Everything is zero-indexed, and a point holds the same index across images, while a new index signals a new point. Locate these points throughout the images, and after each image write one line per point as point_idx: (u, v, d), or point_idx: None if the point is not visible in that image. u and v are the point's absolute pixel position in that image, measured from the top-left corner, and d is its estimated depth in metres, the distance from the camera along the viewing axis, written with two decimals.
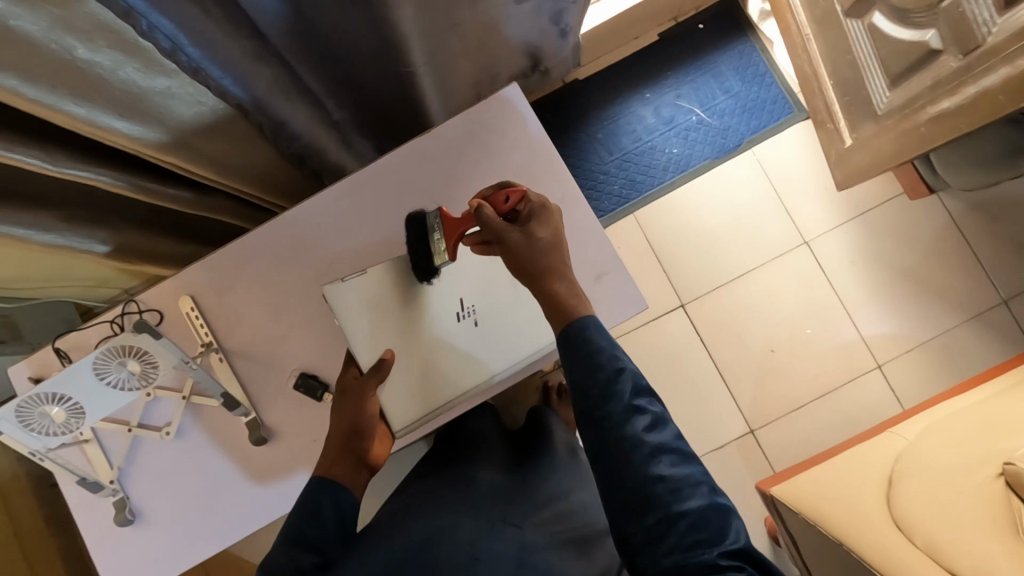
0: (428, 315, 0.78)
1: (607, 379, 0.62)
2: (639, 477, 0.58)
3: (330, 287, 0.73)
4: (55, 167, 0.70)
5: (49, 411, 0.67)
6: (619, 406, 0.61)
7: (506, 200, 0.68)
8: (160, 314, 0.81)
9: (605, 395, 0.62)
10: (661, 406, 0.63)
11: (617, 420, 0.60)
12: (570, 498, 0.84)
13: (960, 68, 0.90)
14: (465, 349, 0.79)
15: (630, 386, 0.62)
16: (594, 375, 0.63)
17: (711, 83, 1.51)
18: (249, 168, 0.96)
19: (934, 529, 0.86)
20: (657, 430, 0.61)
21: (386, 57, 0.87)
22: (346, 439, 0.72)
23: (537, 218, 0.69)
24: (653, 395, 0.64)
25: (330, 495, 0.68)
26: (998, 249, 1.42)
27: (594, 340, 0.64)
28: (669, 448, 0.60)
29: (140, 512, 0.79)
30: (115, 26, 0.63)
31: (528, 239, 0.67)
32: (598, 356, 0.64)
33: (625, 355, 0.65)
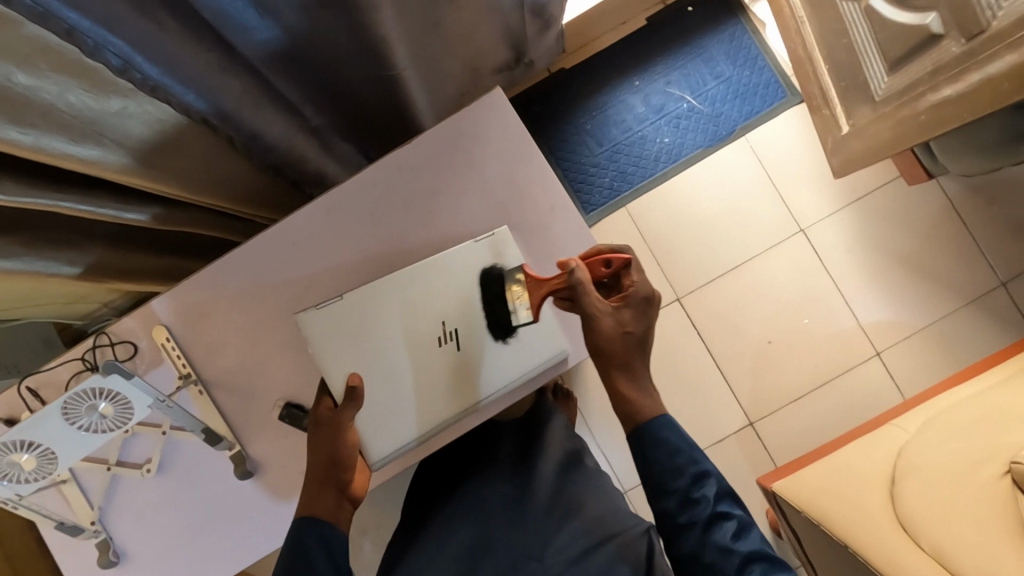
0: (407, 340, 0.74)
1: (689, 487, 0.67)
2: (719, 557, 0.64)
3: (305, 314, 0.73)
4: (8, 196, 0.65)
5: (19, 459, 0.64)
6: (704, 512, 0.66)
7: (607, 266, 0.69)
8: (133, 347, 0.77)
9: (690, 502, 0.67)
10: (741, 509, 0.68)
11: (699, 531, 0.65)
12: (587, 509, 0.84)
13: (963, 53, 0.87)
14: (446, 374, 0.75)
15: (713, 491, 0.67)
16: (676, 470, 0.67)
17: (702, 68, 1.46)
18: (225, 182, 0.91)
19: (939, 529, 0.84)
20: (743, 535, 0.66)
21: (363, 59, 0.82)
22: (326, 473, 0.65)
23: (639, 308, 0.66)
24: (734, 497, 0.69)
25: (315, 533, 0.63)
26: (995, 231, 1.39)
27: (668, 439, 0.68)
28: (758, 554, 0.65)
29: (124, 553, 0.76)
30: (57, 47, 0.59)
31: (616, 327, 0.66)
32: (675, 459, 0.67)
33: (703, 456, 0.69)
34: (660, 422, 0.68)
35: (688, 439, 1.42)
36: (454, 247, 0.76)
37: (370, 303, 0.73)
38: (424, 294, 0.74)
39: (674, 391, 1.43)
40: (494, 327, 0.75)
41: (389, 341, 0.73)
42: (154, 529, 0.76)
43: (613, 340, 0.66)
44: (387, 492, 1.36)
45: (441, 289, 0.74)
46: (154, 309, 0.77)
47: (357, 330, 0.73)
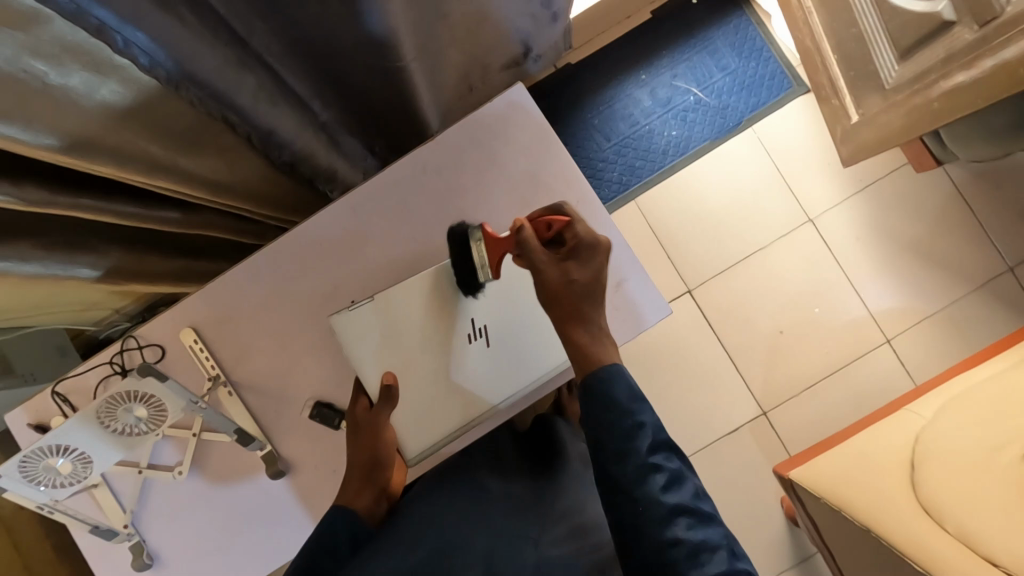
0: (438, 338, 0.74)
1: (621, 439, 0.60)
2: (648, 509, 0.57)
3: (337, 316, 0.73)
4: (27, 201, 0.65)
5: (54, 464, 0.64)
6: (634, 464, 0.58)
7: (549, 226, 0.68)
8: (160, 350, 0.77)
9: (622, 450, 0.59)
10: (679, 462, 0.61)
11: (631, 481, 0.58)
12: (587, 514, 0.74)
13: (976, 40, 0.87)
14: (479, 371, 0.75)
15: (646, 443, 0.60)
16: (609, 420, 0.61)
17: (707, 61, 1.47)
18: (241, 184, 0.91)
19: (964, 514, 0.86)
20: (675, 488, 0.58)
21: (379, 56, 0.82)
22: (366, 472, 0.68)
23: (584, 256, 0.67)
24: (673, 450, 0.61)
25: (348, 525, 0.64)
26: (1002, 216, 1.40)
27: (610, 393, 0.62)
28: (688, 508, 0.57)
29: (158, 555, 0.76)
30: (86, 45, 0.57)
31: (563, 278, 0.67)
32: (611, 411, 0.61)
33: (644, 405, 0.62)
34: (613, 368, 0.64)
35: (702, 430, 1.42)
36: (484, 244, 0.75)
37: (400, 301, 0.74)
38: (451, 290, 0.74)
39: (686, 382, 1.44)
40: (461, 285, 0.74)
41: (419, 339, 0.74)
42: (189, 529, 0.76)
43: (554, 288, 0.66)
44: None
45: (470, 287, 0.75)
46: (181, 311, 0.77)
47: (388, 330, 0.73)
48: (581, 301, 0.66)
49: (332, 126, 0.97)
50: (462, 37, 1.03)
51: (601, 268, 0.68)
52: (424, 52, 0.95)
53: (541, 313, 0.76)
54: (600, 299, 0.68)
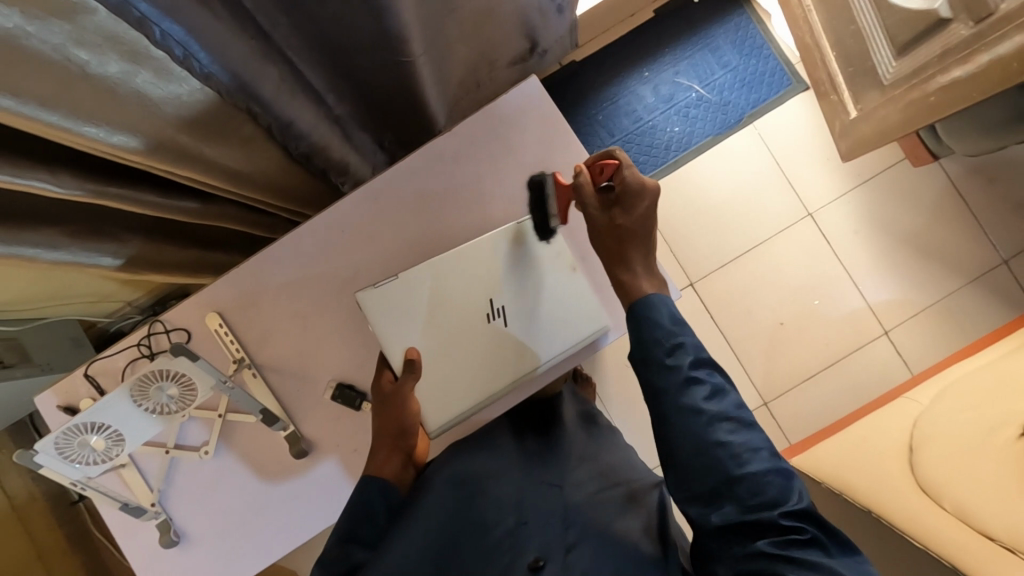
0: (459, 316, 0.77)
1: (665, 355, 0.66)
2: (693, 418, 0.63)
3: (363, 292, 0.75)
4: (62, 187, 0.67)
5: (88, 441, 0.67)
6: (678, 377, 0.65)
7: (601, 172, 0.71)
8: (186, 333, 0.81)
9: (663, 368, 0.66)
10: (721, 376, 0.67)
11: (674, 393, 0.65)
12: (602, 459, 0.85)
13: (971, 36, 0.91)
14: (496, 349, 0.78)
15: (689, 359, 0.66)
16: (653, 341, 0.67)
17: (709, 58, 1.50)
18: (260, 176, 0.93)
19: (961, 493, 0.88)
20: (716, 399, 0.65)
21: (396, 50, 0.85)
22: (393, 440, 0.72)
23: (626, 199, 0.70)
24: (715, 366, 0.67)
25: (380, 490, 0.70)
26: (996, 209, 1.44)
27: (653, 316, 0.68)
28: (731, 417, 0.64)
29: (184, 533, 0.80)
30: (126, 36, 0.61)
31: (609, 222, 0.71)
32: (656, 332, 0.67)
33: (685, 328, 0.68)
34: (649, 300, 0.69)
35: None
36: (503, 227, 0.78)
37: (423, 281, 0.76)
38: (471, 271, 0.77)
39: None
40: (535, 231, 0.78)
41: (442, 317, 0.76)
42: (214, 507, 0.80)
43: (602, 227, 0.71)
44: None
45: (490, 268, 0.78)
46: (206, 296, 0.81)
47: (411, 308, 0.76)
48: (625, 241, 0.71)
49: (347, 120, 1.00)
50: (472, 32, 1.06)
51: (647, 213, 0.70)
52: (436, 47, 0.97)
53: (555, 294, 0.80)
54: (649, 239, 0.72)
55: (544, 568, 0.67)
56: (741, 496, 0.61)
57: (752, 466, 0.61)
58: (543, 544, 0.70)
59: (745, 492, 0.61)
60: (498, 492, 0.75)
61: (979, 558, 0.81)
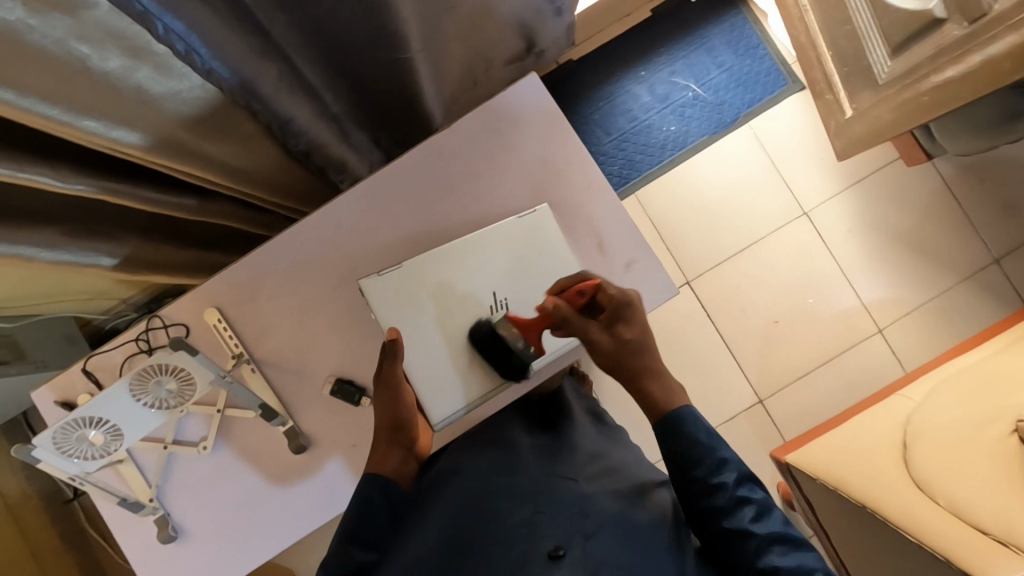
0: (460, 309, 0.77)
1: (708, 475, 0.67)
2: (743, 539, 0.64)
3: (365, 280, 0.75)
4: (64, 183, 0.67)
5: (87, 435, 0.68)
6: (724, 497, 0.66)
7: (582, 293, 0.70)
8: (185, 328, 0.81)
9: (708, 489, 0.67)
10: (763, 492, 0.68)
11: (719, 513, 0.66)
12: (614, 456, 0.84)
13: (964, 36, 0.92)
14: (499, 341, 0.78)
15: (732, 477, 0.67)
16: (695, 459, 0.68)
17: (705, 58, 1.50)
18: (258, 173, 0.93)
19: (954, 488, 0.89)
20: (762, 519, 0.65)
21: (395, 47, 0.85)
22: (391, 435, 0.72)
23: (622, 315, 0.70)
24: (755, 480, 0.69)
25: (381, 488, 0.70)
26: (988, 208, 1.45)
27: (690, 432, 0.69)
28: (781, 537, 0.64)
29: (183, 528, 0.79)
30: (128, 31, 0.61)
31: (615, 342, 0.70)
32: (693, 449, 0.68)
33: (721, 444, 0.69)
34: (682, 413, 0.70)
35: None
36: (510, 220, 0.79)
37: (428, 270, 0.76)
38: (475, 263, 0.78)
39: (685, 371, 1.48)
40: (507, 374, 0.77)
41: (445, 309, 0.76)
42: (213, 502, 0.80)
43: (613, 355, 0.70)
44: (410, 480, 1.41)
45: (496, 262, 0.78)
46: (205, 292, 0.81)
47: (415, 298, 0.76)
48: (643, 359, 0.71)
49: (345, 118, 1.00)
50: (470, 30, 1.06)
51: (642, 317, 0.71)
52: (433, 44, 0.97)
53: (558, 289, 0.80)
54: (652, 349, 0.71)
55: (563, 556, 0.64)
56: None
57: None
58: (561, 534, 0.67)
59: None
60: (499, 483, 0.75)
61: (970, 547, 0.81)
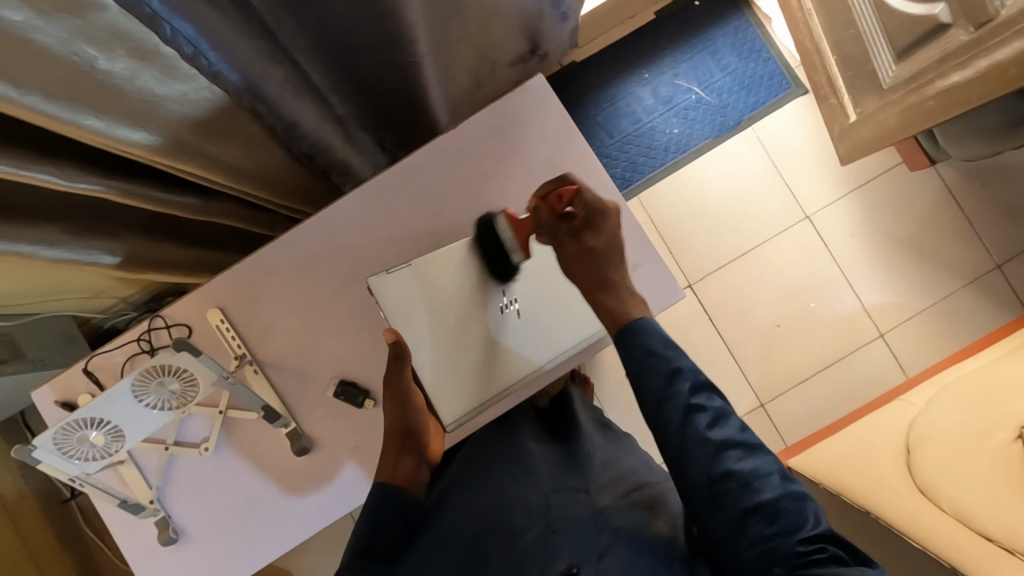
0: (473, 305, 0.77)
1: (662, 387, 0.65)
2: (702, 449, 0.62)
3: (373, 280, 0.75)
4: (66, 181, 0.67)
5: (88, 436, 0.67)
6: (680, 405, 0.64)
7: (561, 200, 0.70)
8: (187, 328, 0.80)
9: (662, 398, 0.64)
10: (722, 400, 0.65)
11: (675, 422, 0.64)
12: (623, 462, 0.84)
13: (970, 41, 0.92)
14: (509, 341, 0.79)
15: (686, 386, 0.65)
16: (650, 377, 0.65)
17: (709, 61, 1.50)
18: (262, 172, 0.92)
19: (956, 492, 0.88)
20: (717, 426, 0.63)
21: (401, 49, 0.84)
22: (400, 445, 0.73)
23: (590, 222, 0.71)
24: (713, 389, 0.66)
25: (393, 501, 0.69)
26: (990, 214, 1.45)
27: (647, 342, 0.67)
28: (736, 443, 0.63)
29: (183, 530, 0.79)
30: (135, 33, 0.60)
31: (581, 249, 0.71)
32: (648, 359, 0.66)
33: (679, 352, 0.67)
34: (638, 324, 0.68)
35: None
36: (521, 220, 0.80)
37: (439, 271, 0.77)
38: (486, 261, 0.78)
39: None
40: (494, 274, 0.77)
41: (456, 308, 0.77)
42: (213, 505, 0.79)
43: (564, 263, 0.71)
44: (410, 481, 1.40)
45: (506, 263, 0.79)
46: (208, 291, 0.80)
47: (423, 296, 0.76)
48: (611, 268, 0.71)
49: (350, 119, 0.99)
50: (477, 32, 1.05)
51: (613, 232, 0.72)
52: (440, 46, 0.97)
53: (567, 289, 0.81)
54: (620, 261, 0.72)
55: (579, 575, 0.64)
56: (758, 528, 0.60)
57: (764, 494, 0.60)
58: (576, 551, 0.67)
59: (761, 524, 0.60)
60: (519, 494, 0.74)
61: (976, 554, 0.82)
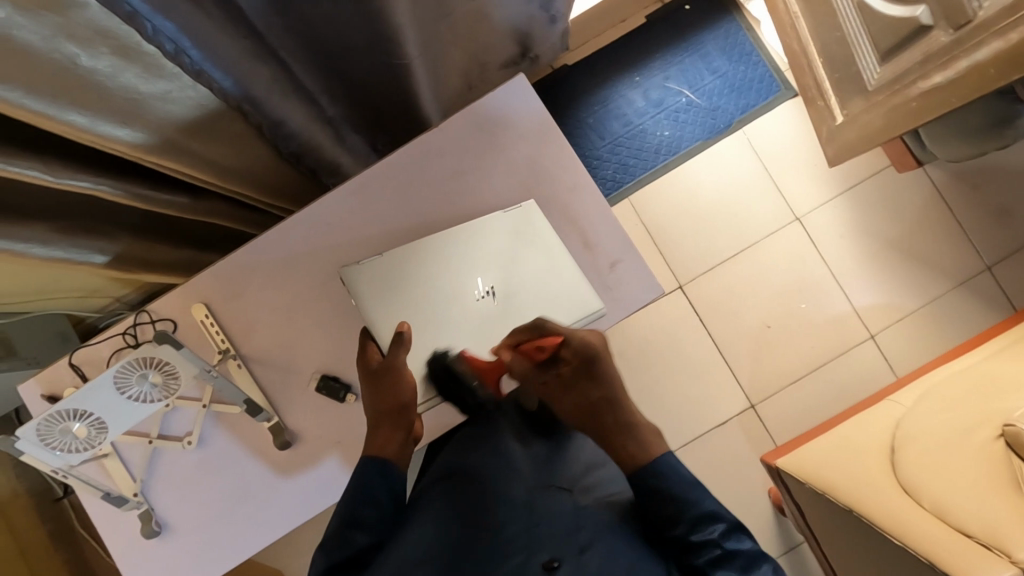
0: (447, 293, 0.78)
1: (689, 530, 0.65)
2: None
3: (346, 269, 0.77)
4: (56, 178, 0.68)
5: (71, 428, 0.68)
6: (708, 554, 0.63)
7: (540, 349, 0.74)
8: (173, 323, 0.82)
9: (692, 544, 0.64)
10: (751, 539, 0.65)
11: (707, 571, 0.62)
12: (611, 467, 0.82)
13: (950, 42, 0.93)
14: (483, 328, 0.78)
15: (719, 529, 0.64)
16: (671, 516, 0.66)
17: (699, 64, 1.52)
18: (249, 171, 0.94)
19: (938, 491, 0.89)
20: (754, 570, 0.62)
21: (385, 51, 0.85)
22: (396, 415, 0.73)
23: (585, 368, 0.74)
24: (744, 530, 0.65)
25: (381, 472, 0.71)
26: (980, 216, 1.46)
27: (668, 482, 0.67)
28: None
29: (166, 523, 0.80)
30: (116, 31, 0.61)
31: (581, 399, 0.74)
32: (669, 505, 0.66)
33: (704, 493, 0.67)
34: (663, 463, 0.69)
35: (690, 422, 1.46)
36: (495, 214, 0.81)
37: (415, 258, 0.78)
38: (461, 249, 0.79)
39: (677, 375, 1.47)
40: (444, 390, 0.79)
41: (431, 292, 0.77)
42: (196, 499, 0.80)
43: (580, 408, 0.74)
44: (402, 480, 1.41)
45: (479, 258, 0.79)
46: (193, 287, 0.82)
47: (397, 281, 0.77)
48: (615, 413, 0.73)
49: (340, 121, 1.00)
50: (468, 36, 1.07)
51: (610, 372, 0.75)
52: (430, 49, 0.98)
53: (538, 282, 0.80)
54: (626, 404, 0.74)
55: (559, 568, 0.61)
56: None
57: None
58: (557, 544, 0.65)
59: None
60: (504, 491, 0.73)
61: (950, 549, 0.81)
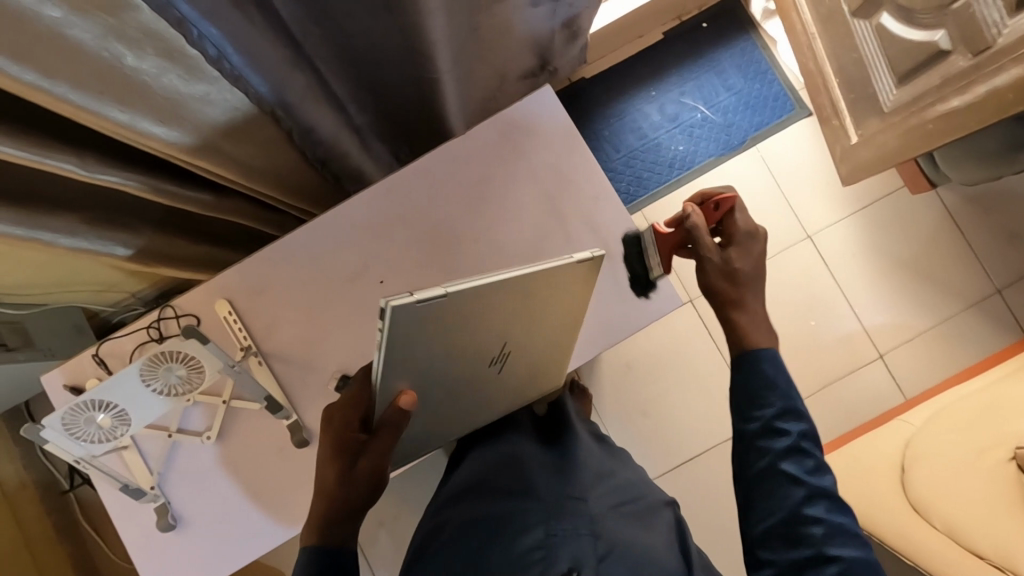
0: (468, 358, 0.63)
1: (771, 416, 0.63)
2: (773, 472, 0.62)
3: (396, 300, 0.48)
4: (89, 172, 0.70)
5: (95, 418, 0.69)
6: (784, 441, 0.62)
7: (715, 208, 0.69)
8: (196, 319, 0.83)
9: (768, 429, 0.63)
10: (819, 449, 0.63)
11: (758, 458, 0.63)
12: (620, 476, 0.85)
13: (969, 67, 0.94)
14: (479, 389, 0.70)
15: (798, 427, 0.63)
16: (755, 400, 0.65)
17: (715, 80, 1.53)
18: (274, 173, 0.95)
19: (949, 510, 0.89)
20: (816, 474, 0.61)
21: (415, 62, 0.87)
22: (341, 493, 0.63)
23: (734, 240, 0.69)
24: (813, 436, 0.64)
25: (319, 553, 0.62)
26: (991, 238, 1.47)
27: (757, 372, 0.65)
28: (827, 495, 0.60)
29: (181, 517, 0.80)
30: (165, 34, 0.63)
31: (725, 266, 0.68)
32: (757, 396, 0.65)
33: (795, 394, 0.65)
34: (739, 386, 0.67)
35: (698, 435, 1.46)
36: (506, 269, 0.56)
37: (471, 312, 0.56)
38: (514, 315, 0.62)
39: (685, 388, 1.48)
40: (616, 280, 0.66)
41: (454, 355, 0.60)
42: (212, 492, 0.81)
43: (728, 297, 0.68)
44: (409, 483, 1.42)
45: (489, 312, 0.59)
46: (217, 284, 0.83)
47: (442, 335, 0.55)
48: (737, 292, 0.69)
49: (365, 128, 1.02)
50: (493, 48, 1.08)
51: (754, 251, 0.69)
52: (459, 61, 1.00)
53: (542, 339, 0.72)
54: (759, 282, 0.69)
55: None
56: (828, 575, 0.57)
57: (841, 551, 0.57)
58: (575, 553, 0.69)
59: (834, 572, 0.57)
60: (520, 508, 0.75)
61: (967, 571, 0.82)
